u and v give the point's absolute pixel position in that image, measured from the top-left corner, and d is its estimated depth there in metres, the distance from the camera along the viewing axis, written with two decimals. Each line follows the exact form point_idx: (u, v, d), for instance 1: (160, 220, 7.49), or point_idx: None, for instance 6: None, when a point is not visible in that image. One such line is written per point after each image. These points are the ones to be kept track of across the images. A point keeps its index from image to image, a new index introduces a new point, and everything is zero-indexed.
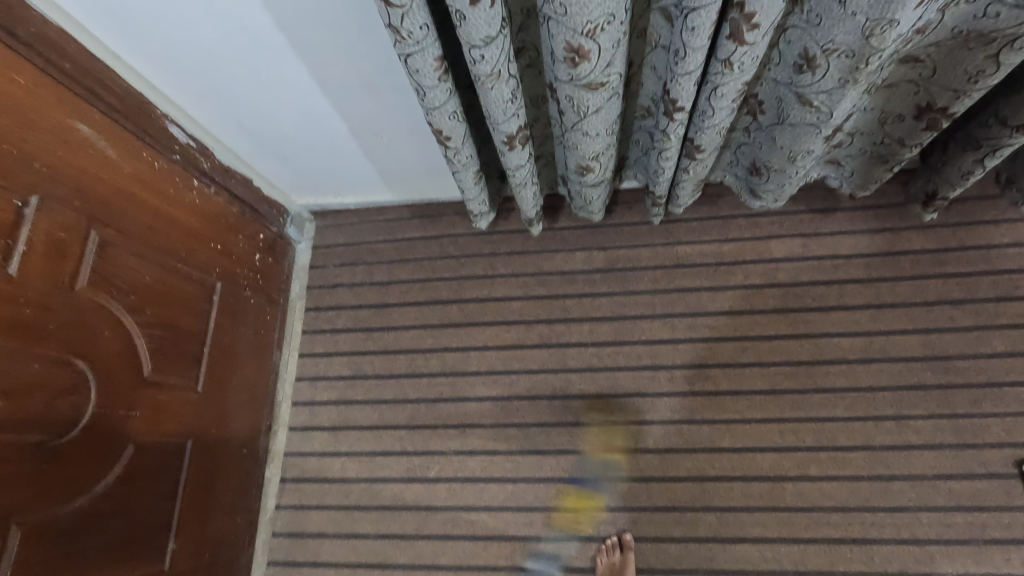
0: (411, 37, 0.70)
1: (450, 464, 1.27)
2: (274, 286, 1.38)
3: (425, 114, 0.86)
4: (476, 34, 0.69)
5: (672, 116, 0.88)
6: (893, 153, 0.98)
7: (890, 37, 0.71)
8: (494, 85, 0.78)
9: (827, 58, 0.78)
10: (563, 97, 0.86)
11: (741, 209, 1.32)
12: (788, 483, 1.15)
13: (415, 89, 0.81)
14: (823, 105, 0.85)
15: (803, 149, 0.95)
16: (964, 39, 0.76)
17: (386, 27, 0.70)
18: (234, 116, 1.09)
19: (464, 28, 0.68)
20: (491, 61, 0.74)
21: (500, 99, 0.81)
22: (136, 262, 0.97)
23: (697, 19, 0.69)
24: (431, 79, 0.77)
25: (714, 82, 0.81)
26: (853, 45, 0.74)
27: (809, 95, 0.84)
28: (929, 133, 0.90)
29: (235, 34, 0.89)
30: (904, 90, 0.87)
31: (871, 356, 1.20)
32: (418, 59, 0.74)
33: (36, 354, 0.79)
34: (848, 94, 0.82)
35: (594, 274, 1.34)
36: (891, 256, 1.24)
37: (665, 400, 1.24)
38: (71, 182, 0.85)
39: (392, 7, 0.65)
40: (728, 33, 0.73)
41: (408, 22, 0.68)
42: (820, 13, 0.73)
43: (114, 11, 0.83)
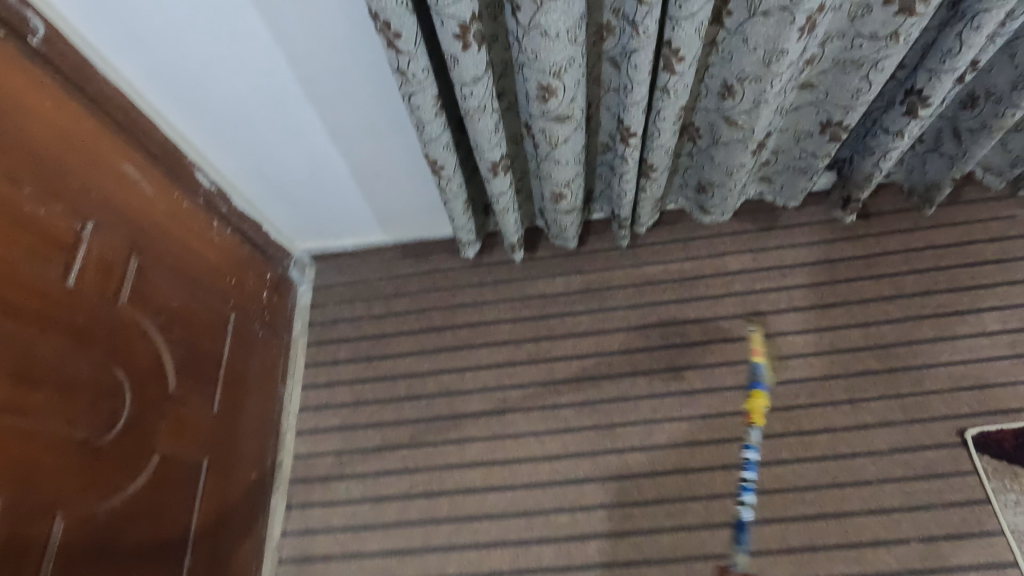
0: (415, 79, 0.89)
1: (452, 477, 1.34)
2: (279, 322, 1.48)
3: (423, 146, 1.04)
4: (466, 74, 0.88)
5: (628, 141, 1.07)
6: (809, 164, 1.22)
7: (785, 64, 0.93)
8: (480, 117, 0.96)
9: (741, 85, 1.00)
10: (537, 130, 1.05)
11: (697, 231, 1.50)
12: (764, 467, 1.26)
13: (414, 125, 0.99)
14: (745, 123, 1.06)
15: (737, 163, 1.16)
16: (843, 66, 1.01)
17: (395, 72, 0.89)
18: (252, 164, 1.25)
19: (456, 69, 0.87)
20: (478, 97, 0.92)
21: (486, 131, 0.99)
22: (167, 287, 1.09)
23: (638, 58, 0.89)
24: (430, 114, 0.95)
25: (658, 107, 1.01)
26: (760, 73, 0.96)
27: (733, 116, 1.06)
28: (832, 145, 1.15)
29: (264, 89, 1.08)
30: (808, 111, 1.11)
31: (822, 349, 1.35)
32: (420, 97, 0.92)
33: (85, 358, 0.89)
34: (762, 112, 1.03)
35: (573, 295, 1.49)
36: (828, 263, 1.43)
37: (646, 401, 1.36)
38: (119, 212, 0.99)
39: (400, 53, 0.84)
40: (663, 66, 0.94)
41: (412, 66, 0.86)
42: (730, 51, 0.96)
43: (166, 72, 1.01)
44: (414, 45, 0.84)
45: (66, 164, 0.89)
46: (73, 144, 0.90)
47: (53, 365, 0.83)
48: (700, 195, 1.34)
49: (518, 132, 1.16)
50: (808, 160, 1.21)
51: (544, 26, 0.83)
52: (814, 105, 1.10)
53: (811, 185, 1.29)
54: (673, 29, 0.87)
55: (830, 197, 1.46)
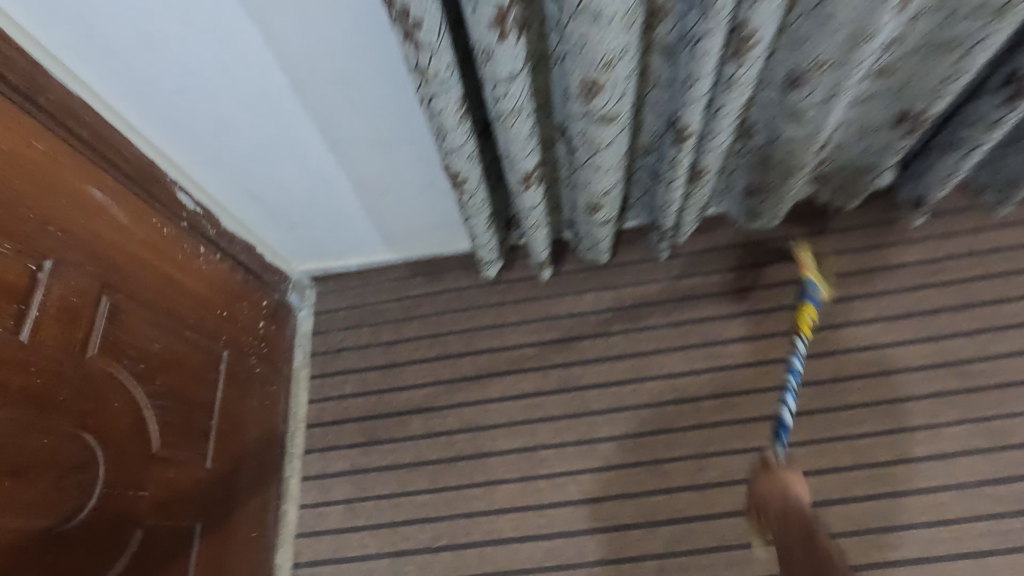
0: (437, 78, 0.74)
1: (480, 526, 1.20)
2: (277, 355, 1.33)
3: (443, 157, 0.90)
4: (501, 70, 0.74)
5: (681, 144, 0.93)
6: (877, 163, 1.09)
7: (872, 48, 0.79)
8: (514, 120, 0.82)
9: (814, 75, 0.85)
10: (576, 133, 0.91)
11: (739, 238, 1.36)
12: (836, 506, 1.14)
13: (434, 132, 0.85)
14: (815, 119, 0.92)
15: (799, 165, 1.02)
16: (932, 49, 0.87)
17: (413, 71, 0.74)
18: (243, 182, 1.10)
19: (490, 63, 0.73)
20: (514, 97, 0.78)
21: (519, 136, 0.85)
22: (146, 329, 0.93)
23: (705, 44, 0.75)
24: (453, 119, 0.81)
25: (719, 104, 0.86)
26: (840, 61, 0.82)
27: (801, 112, 0.91)
28: (906, 141, 1.02)
29: (254, 96, 0.92)
30: (882, 102, 0.98)
31: (888, 367, 1.21)
32: (442, 100, 0.78)
33: (46, 429, 0.73)
34: (838, 106, 0.89)
35: (605, 313, 1.34)
36: (888, 270, 1.28)
37: (694, 433, 1.21)
38: (86, 246, 0.83)
39: (421, 47, 0.70)
40: (730, 55, 0.79)
41: (435, 63, 0.72)
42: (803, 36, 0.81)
43: (137, 77, 0.86)
44: (439, 37, 0.69)
45: (14, 193, 0.73)
46: (22, 167, 0.74)
47: (4, 443, 0.68)
48: (748, 200, 1.20)
49: (549, 137, 1.01)
50: (874, 158, 1.07)
51: (596, 8, 0.69)
52: (889, 97, 0.95)
53: (875, 186, 1.16)
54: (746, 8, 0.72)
55: (896, 197, 1.31)
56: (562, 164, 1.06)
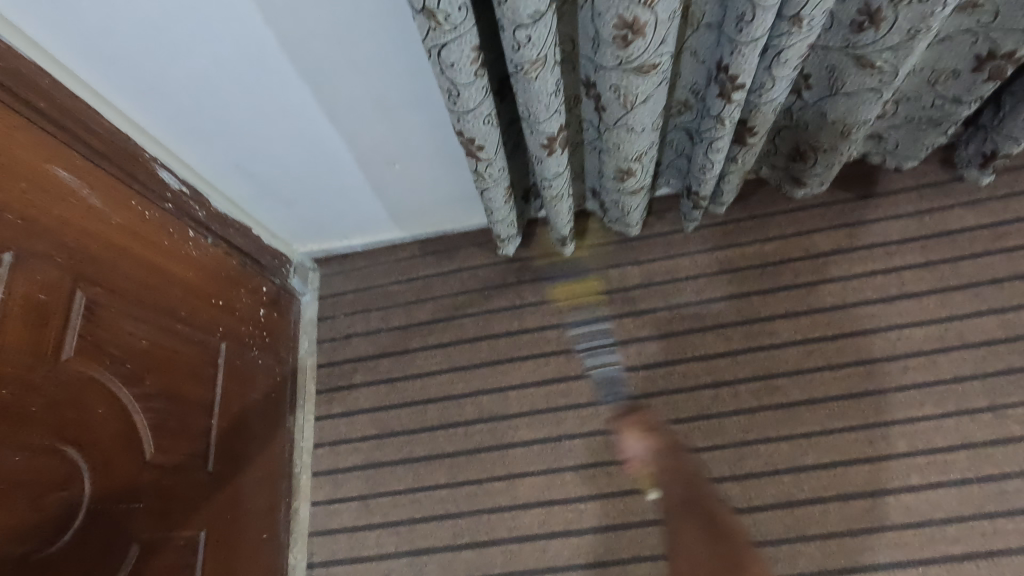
0: (448, 22, 0.64)
1: (503, 523, 1.12)
2: (281, 344, 1.24)
3: (455, 120, 0.79)
4: (524, 9, 0.63)
5: (729, 98, 0.81)
6: (947, 115, 0.97)
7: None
8: (537, 73, 0.72)
9: (889, 9, 0.73)
10: (607, 89, 0.80)
11: (778, 205, 1.23)
12: (891, 496, 1.04)
13: (444, 92, 0.74)
14: (886, 64, 0.79)
15: (860, 121, 0.90)
16: None
17: (420, 15, 0.63)
18: (234, 158, 1.00)
19: (512, 2, 0.62)
20: (538, 43, 0.68)
21: (543, 92, 0.75)
22: (131, 325, 0.84)
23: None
24: (468, 73, 0.70)
25: (779, 46, 0.75)
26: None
27: (865, 55, 0.79)
28: (984, 85, 0.90)
29: (238, 57, 0.81)
30: (961, 43, 0.85)
31: (947, 344, 1.11)
32: (454, 50, 0.67)
33: (20, 443, 0.65)
34: (915, 48, 0.77)
35: (632, 291, 1.23)
36: (946, 236, 1.16)
37: (732, 419, 1.12)
38: (52, 235, 0.73)
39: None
40: None
41: (445, 2, 0.61)
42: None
43: (101, 39, 0.75)
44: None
45: None
46: None
47: None
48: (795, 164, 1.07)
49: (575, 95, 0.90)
50: (945, 109, 0.95)
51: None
52: (972, 32, 0.84)
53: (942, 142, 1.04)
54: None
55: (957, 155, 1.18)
56: (589, 127, 0.95)
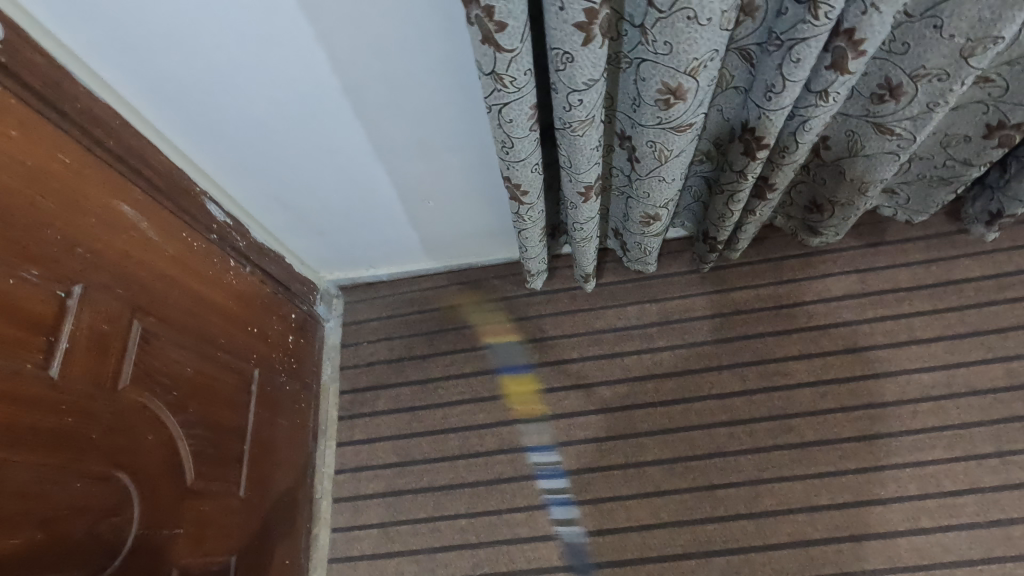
0: (513, 84, 0.68)
1: (523, 554, 1.14)
2: (307, 369, 1.26)
3: (504, 168, 0.84)
4: (579, 76, 0.68)
5: (755, 156, 0.86)
6: (957, 174, 1.03)
7: (989, 53, 0.73)
8: (585, 131, 0.77)
9: (912, 84, 0.79)
10: (644, 145, 0.85)
11: (792, 249, 1.28)
12: (902, 538, 1.07)
13: (497, 143, 0.79)
14: (905, 132, 0.85)
15: (877, 180, 0.95)
16: None
17: (487, 76, 0.68)
18: (277, 192, 1.03)
19: (572, 69, 0.67)
20: (588, 105, 0.73)
21: (587, 147, 0.80)
22: (178, 353, 0.86)
23: (804, 50, 0.68)
24: (522, 128, 0.75)
25: (805, 116, 0.80)
26: (947, 70, 0.76)
27: (885, 120, 0.85)
28: (993, 150, 0.96)
29: (296, 102, 0.86)
30: (972, 111, 0.92)
31: (955, 389, 1.15)
32: (514, 109, 0.72)
33: (79, 471, 0.68)
34: (932, 119, 0.82)
35: (650, 328, 1.27)
36: (952, 285, 1.21)
37: (748, 457, 1.15)
38: (114, 267, 0.76)
39: (500, 51, 0.64)
40: (829, 63, 0.72)
41: (513, 68, 0.66)
42: (909, 40, 0.75)
43: (170, 83, 0.79)
44: (520, 40, 0.63)
45: (41, 214, 0.66)
46: (46, 184, 0.67)
47: (32, 494, 0.62)
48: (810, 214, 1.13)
49: (609, 145, 0.95)
50: (956, 169, 1.02)
51: (694, 12, 0.64)
52: (984, 103, 0.90)
53: (951, 198, 1.10)
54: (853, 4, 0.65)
55: (965, 210, 1.24)
56: (620, 174, 1.00)
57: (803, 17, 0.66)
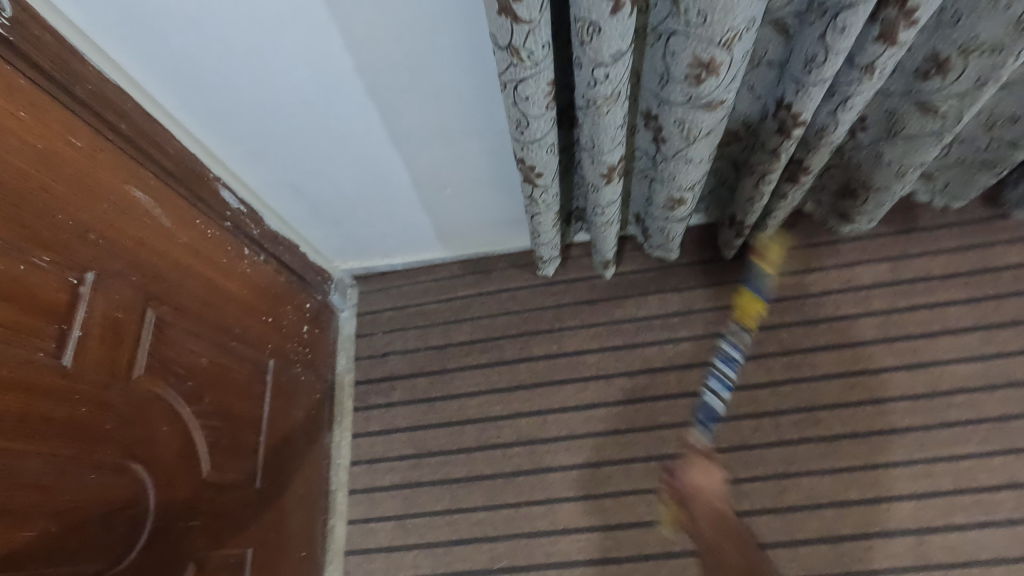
0: (530, 59, 0.65)
1: (542, 548, 1.12)
2: (321, 360, 1.24)
3: (519, 149, 0.80)
4: (606, 48, 0.65)
5: (789, 136, 0.82)
6: (1002, 156, 1.00)
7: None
8: (610, 108, 0.73)
9: (960, 57, 0.75)
10: (671, 125, 0.82)
11: (819, 236, 1.24)
12: (935, 534, 1.04)
13: (513, 122, 0.76)
14: (951, 110, 0.82)
15: (916, 163, 0.91)
16: None
17: (504, 50, 0.65)
18: (289, 177, 1.01)
19: (597, 43, 0.64)
20: (614, 80, 0.69)
21: (611, 126, 0.76)
22: (192, 343, 0.84)
23: (849, 18, 0.65)
24: (539, 106, 0.72)
25: (847, 93, 0.76)
26: (998, 42, 0.73)
27: (927, 97, 0.81)
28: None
29: (310, 84, 0.83)
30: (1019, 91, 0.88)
31: (992, 381, 1.10)
32: (531, 85, 0.69)
33: (93, 462, 0.66)
34: (980, 96, 0.79)
35: (671, 318, 1.23)
36: (989, 273, 1.16)
37: (774, 451, 1.12)
38: (128, 254, 0.74)
39: (518, 23, 0.61)
40: (878, 34, 0.68)
41: (530, 41, 0.63)
42: (960, 10, 0.71)
43: (180, 63, 0.76)
44: (539, 10, 0.60)
45: (52, 199, 0.64)
46: (57, 167, 0.65)
47: (47, 486, 0.60)
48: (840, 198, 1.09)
49: (631, 126, 0.91)
50: (999, 150, 1.00)
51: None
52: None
53: (993, 181, 1.07)
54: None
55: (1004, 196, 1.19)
56: (642, 156, 0.96)
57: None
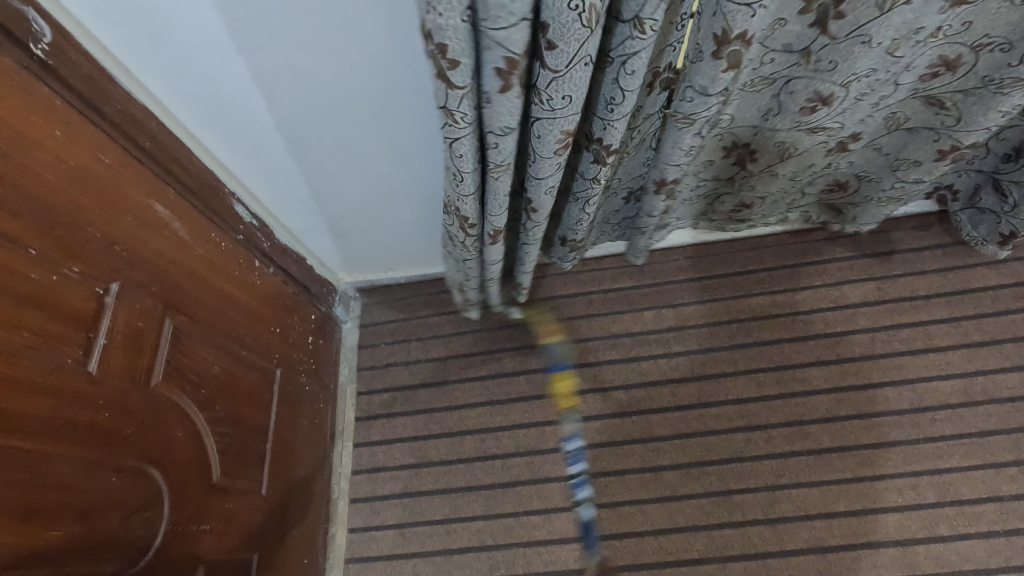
0: (463, 121, 0.68)
1: (540, 557, 1.14)
2: (325, 370, 1.27)
3: (452, 201, 0.84)
4: (497, 120, 0.69)
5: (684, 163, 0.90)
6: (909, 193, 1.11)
7: (911, 49, 0.80)
8: (502, 175, 0.78)
9: (843, 89, 0.85)
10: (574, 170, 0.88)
11: (807, 256, 1.29)
12: (920, 546, 1.07)
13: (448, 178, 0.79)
14: (837, 124, 0.93)
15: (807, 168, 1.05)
16: (991, 86, 0.87)
17: (439, 110, 0.68)
18: (298, 191, 1.04)
19: (489, 110, 0.68)
20: (504, 149, 0.74)
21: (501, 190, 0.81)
22: (206, 351, 0.88)
23: (636, 62, 0.68)
24: (471, 164, 0.75)
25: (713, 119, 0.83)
26: (873, 68, 0.82)
27: (826, 123, 0.93)
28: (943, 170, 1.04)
29: (325, 105, 0.88)
30: (926, 137, 0.98)
31: (974, 398, 1.15)
32: (465, 143, 0.72)
33: (114, 465, 0.69)
34: (860, 108, 0.91)
35: (666, 332, 1.27)
36: (969, 294, 1.22)
37: (765, 463, 1.15)
38: (148, 265, 0.77)
39: (452, 89, 0.63)
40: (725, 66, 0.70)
41: (464, 104, 0.66)
42: (835, 58, 0.80)
43: (199, 86, 0.80)
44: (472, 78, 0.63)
45: (82, 214, 0.67)
46: (85, 182, 0.68)
47: (70, 487, 0.63)
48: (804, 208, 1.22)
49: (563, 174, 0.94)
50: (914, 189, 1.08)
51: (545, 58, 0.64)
52: (937, 130, 0.96)
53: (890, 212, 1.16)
54: (710, 15, 0.66)
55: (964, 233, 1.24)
56: (621, 192, 1.07)
57: (629, 35, 0.65)
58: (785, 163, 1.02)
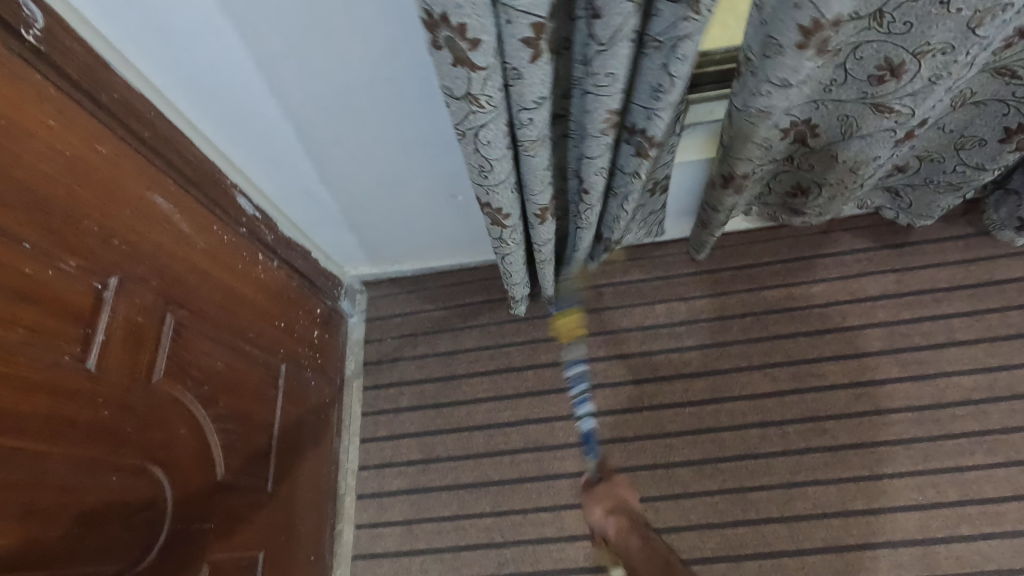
0: (489, 103, 0.65)
1: (548, 554, 1.13)
2: (331, 364, 1.25)
3: (484, 193, 0.81)
4: (529, 95, 0.66)
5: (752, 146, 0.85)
6: (967, 179, 1.05)
7: (994, 23, 0.74)
8: (538, 150, 0.75)
9: (914, 60, 0.78)
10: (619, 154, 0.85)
11: (824, 247, 1.25)
12: (940, 546, 1.04)
13: (475, 168, 0.76)
14: (903, 108, 0.85)
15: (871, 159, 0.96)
16: None
17: (462, 97, 0.65)
18: (305, 181, 1.02)
19: (518, 88, 0.66)
20: (539, 125, 0.71)
21: (541, 168, 0.78)
22: (209, 346, 0.86)
23: (687, 46, 0.66)
24: (500, 148, 0.72)
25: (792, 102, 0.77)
26: (951, 41, 0.75)
27: (892, 103, 0.84)
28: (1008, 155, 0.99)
29: (330, 94, 0.85)
30: (992, 110, 0.94)
31: (998, 393, 1.11)
32: (492, 129, 0.69)
33: (114, 464, 0.67)
34: (934, 91, 0.83)
35: (679, 326, 1.24)
36: (993, 286, 1.18)
37: (780, 460, 1.13)
38: (148, 259, 0.75)
39: (476, 70, 0.61)
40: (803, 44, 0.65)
41: (488, 86, 0.63)
42: (911, 19, 0.73)
43: (199, 74, 0.77)
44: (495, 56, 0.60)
45: (80, 206, 0.65)
46: (81, 174, 0.66)
47: (70, 487, 0.61)
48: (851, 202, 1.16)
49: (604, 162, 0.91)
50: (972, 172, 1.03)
51: (591, 29, 0.63)
52: (1007, 102, 0.92)
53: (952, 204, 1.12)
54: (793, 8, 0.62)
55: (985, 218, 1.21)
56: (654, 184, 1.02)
57: (682, 16, 0.63)
58: (842, 148, 0.95)
